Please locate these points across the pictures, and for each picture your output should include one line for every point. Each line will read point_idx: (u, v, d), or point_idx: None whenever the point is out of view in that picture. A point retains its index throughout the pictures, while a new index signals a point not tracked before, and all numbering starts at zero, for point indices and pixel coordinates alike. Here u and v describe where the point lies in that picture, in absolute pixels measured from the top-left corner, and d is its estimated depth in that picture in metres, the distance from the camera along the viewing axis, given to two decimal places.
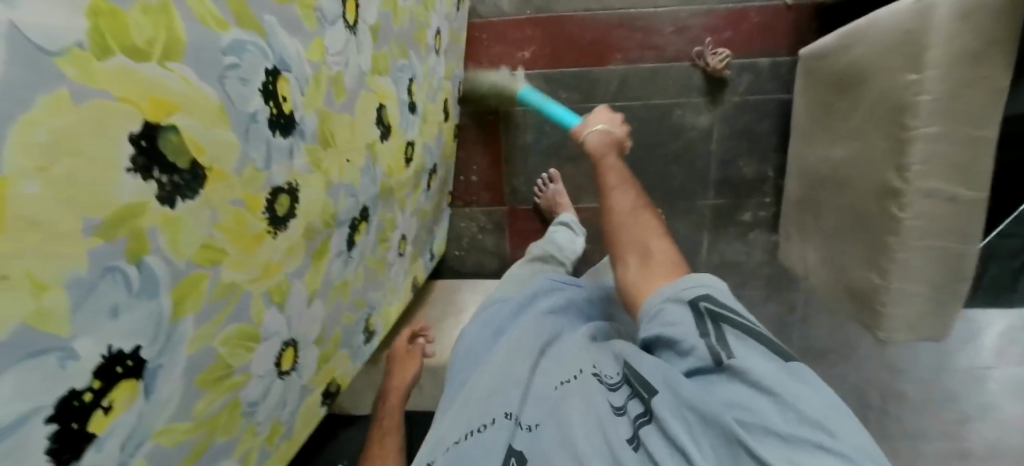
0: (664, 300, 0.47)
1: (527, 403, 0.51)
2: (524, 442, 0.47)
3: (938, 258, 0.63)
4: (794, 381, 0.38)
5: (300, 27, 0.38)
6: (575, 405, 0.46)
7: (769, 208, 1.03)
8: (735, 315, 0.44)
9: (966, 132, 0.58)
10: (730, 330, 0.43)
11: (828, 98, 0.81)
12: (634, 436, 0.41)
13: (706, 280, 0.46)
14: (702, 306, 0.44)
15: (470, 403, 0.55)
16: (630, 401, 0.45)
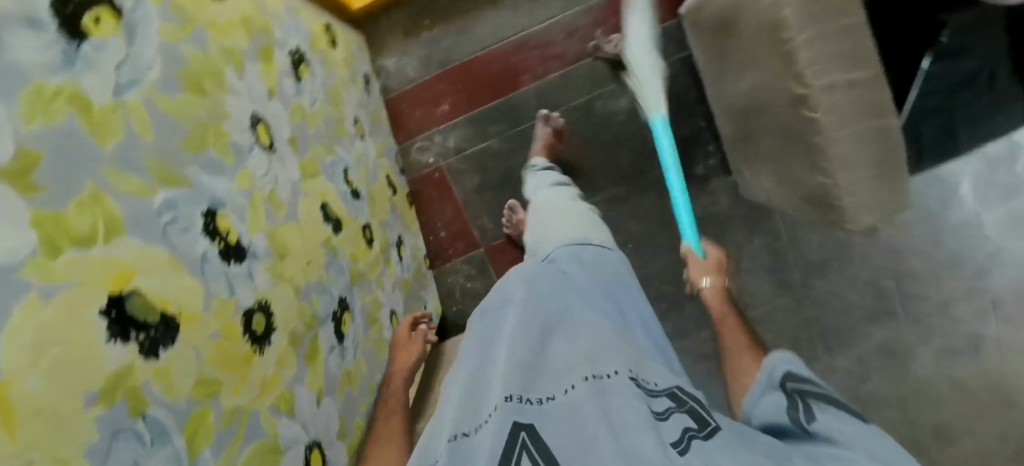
0: (760, 390, 0.44)
1: (537, 379, 0.39)
2: (536, 418, 0.34)
3: (867, 139, 0.66)
4: (873, 439, 0.34)
5: (222, 166, 0.43)
6: (620, 403, 0.34)
7: (715, 155, 1.07)
8: (816, 386, 0.41)
9: (837, 24, 0.63)
10: (817, 400, 0.40)
11: (718, 41, 0.84)
12: (666, 413, 0.36)
13: (793, 362, 0.45)
14: (788, 383, 0.43)
15: (473, 408, 0.39)
16: (674, 412, 0.36)
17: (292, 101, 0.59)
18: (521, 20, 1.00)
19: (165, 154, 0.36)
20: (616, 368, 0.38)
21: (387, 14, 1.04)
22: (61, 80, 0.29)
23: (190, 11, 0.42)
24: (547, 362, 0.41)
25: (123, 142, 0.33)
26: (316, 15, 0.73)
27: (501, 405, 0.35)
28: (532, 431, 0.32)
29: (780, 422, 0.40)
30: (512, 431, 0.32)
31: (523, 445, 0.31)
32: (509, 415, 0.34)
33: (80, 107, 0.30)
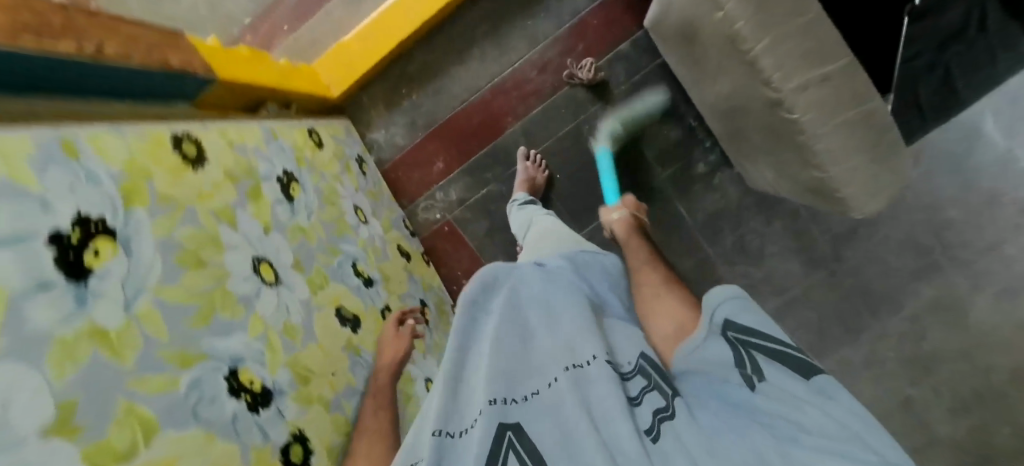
0: (701, 337, 0.47)
1: (521, 376, 0.46)
2: (521, 417, 0.42)
3: (854, 128, 0.63)
4: (825, 399, 0.39)
5: (234, 322, 0.47)
6: (599, 399, 0.42)
7: (715, 149, 1.05)
8: (773, 340, 0.44)
9: (795, 24, 0.60)
10: (761, 351, 0.43)
11: (684, 50, 0.82)
12: (639, 397, 0.44)
13: (741, 301, 0.47)
14: (729, 333, 0.46)
15: (463, 395, 0.46)
16: (646, 393, 0.44)
17: (288, 225, 0.63)
18: (493, 65, 1.01)
19: (180, 340, 0.41)
20: (594, 353, 0.46)
21: (365, 90, 1.03)
22: (78, 324, 0.33)
23: (177, 196, 0.46)
24: (531, 359, 0.48)
25: (140, 349, 0.37)
26: (297, 127, 0.77)
27: (489, 409, 0.41)
28: (517, 429, 0.41)
29: (727, 377, 0.43)
30: (500, 431, 0.40)
31: (510, 444, 0.39)
32: (495, 418, 0.40)
33: (99, 338, 0.34)
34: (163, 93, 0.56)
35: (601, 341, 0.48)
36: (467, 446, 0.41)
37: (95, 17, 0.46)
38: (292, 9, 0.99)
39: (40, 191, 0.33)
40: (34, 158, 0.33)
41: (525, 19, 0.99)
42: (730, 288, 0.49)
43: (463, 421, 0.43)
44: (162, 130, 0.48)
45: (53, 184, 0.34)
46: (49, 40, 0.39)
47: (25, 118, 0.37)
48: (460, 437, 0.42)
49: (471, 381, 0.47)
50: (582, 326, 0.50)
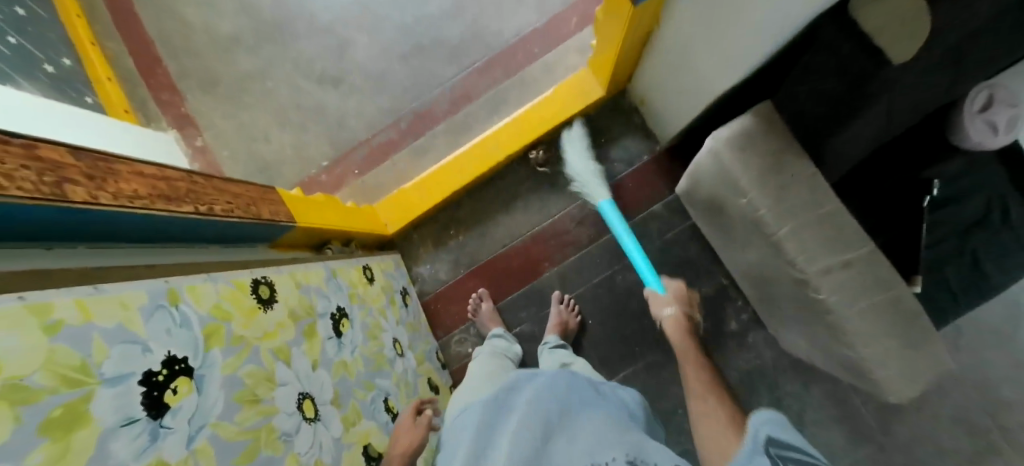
0: (743, 453, 0.45)
1: None
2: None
3: (881, 313, 0.63)
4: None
5: (275, 460, 0.46)
6: None
7: (747, 308, 1.07)
8: (810, 456, 0.42)
9: (816, 214, 0.65)
10: None
11: (713, 217, 0.88)
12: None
13: (778, 422, 0.46)
14: (771, 448, 0.44)
15: None
16: None
17: (333, 361, 0.65)
18: (535, 215, 1.11)
19: None
20: (613, 456, 0.50)
21: (416, 228, 1.13)
22: (147, 459, 0.32)
23: (247, 337, 0.49)
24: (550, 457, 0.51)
25: None
26: (354, 265, 0.83)
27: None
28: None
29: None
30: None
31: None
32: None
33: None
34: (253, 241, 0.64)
35: (620, 447, 0.52)
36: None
37: (212, 181, 0.55)
38: (364, 157, 1.13)
39: (143, 335, 0.36)
40: (145, 307, 0.37)
41: (566, 179, 1.11)
42: (769, 412, 0.48)
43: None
44: (246, 275, 0.54)
45: (154, 330, 0.38)
46: (177, 202, 0.46)
47: (147, 267, 0.43)
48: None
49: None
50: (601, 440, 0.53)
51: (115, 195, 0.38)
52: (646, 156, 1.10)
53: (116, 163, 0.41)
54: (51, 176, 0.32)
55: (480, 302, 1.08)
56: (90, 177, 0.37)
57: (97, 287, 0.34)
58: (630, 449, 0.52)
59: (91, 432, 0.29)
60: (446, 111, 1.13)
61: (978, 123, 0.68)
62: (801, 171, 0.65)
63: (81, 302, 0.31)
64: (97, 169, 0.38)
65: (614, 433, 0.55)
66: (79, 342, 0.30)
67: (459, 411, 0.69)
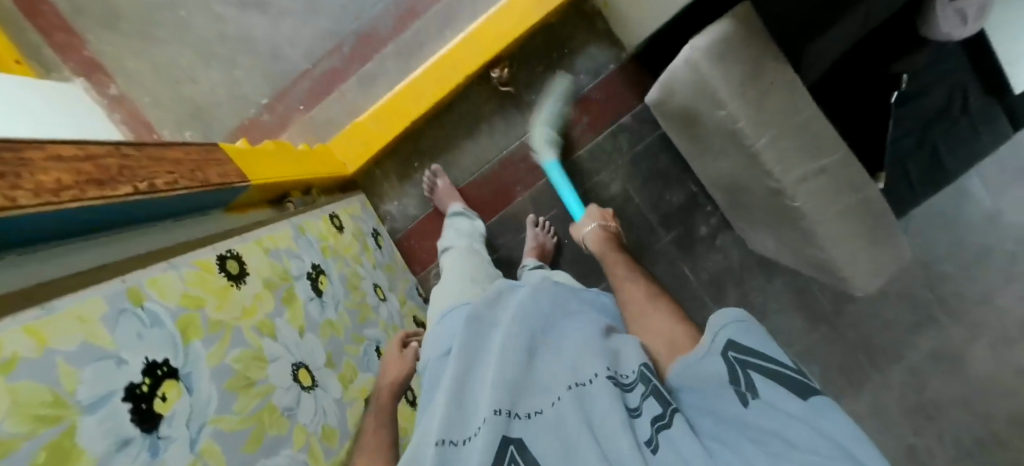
0: (697, 354, 0.46)
1: (524, 393, 0.47)
2: (522, 433, 0.43)
3: (851, 215, 0.68)
4: (821, 417, 0.38)
5: (283, 440, 0.47)
6: (597, 408, 0.43)
7: (716, 213, 1.09)
8: (767, 360, 0.43)
9: (793, 121, 0.66)
10: (758, 371, 0.42)
11: (687, 128, 0.86)
12: (639, 408, 0.44)
13: (738, 320, 0.46)
14: (730, 352, 0.44)
15: (467, 405, 0.49)
16: (645, 400, 0.44)
17: (320, 322, 0.63)
18: (502, 139, 1.06)
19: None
20: (595, 371, 0.46)
21: (378, 165, 1.07)
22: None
23: (226, 320, 0.47)
24: (535, 373, 0.50)
25: None
26: (322, 215, 0.79)
27: (491, 419, 0.43)
28: (519, 445, 0.42)
29: (720, 392, 0.42)
30: (502, 446, 0.42)
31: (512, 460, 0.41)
32: (496, 430, 0.42)
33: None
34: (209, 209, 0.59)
35: (600, 358, 0.48)
36: (467, 455, 0.43)
37: (146, 150, 0.49)
38: (307, 91, 1.03)
39: (114, 347, 0.35)
40: (107, 316, 0.35)
41: (532, 97, 1.04)
42: (734, 311, 0.47)
43: (465, 430, 0.46)
44: (210, 253, 0.49)
45: (124, 338, 0.36)
46: (109, 185, 0.42)
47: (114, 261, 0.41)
48: (463, 445, 0.45)
49: (475, 391, 0.50)
50: (586, 347, 0.51)
51: (36, 193, 0.34)
52: (613, 65, 1.04)
53: (31, 149, 0.36)
54: None
55: (434, 179, 1.05)
56: (4, 174, 0.32)
57: (45, 306, 0.31)
58: (607, 358, 0.49)
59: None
60: (392, 31, 1.01)
61: (947, 12, 0.65)
62: (779, 78, 0.64)
63: (34, 329, 0.29)
64: (10, 162, 0.33)
65: (599, 342, 0.52)
66: (45, 374, 0.29)
67: (446, 321, 0.65)
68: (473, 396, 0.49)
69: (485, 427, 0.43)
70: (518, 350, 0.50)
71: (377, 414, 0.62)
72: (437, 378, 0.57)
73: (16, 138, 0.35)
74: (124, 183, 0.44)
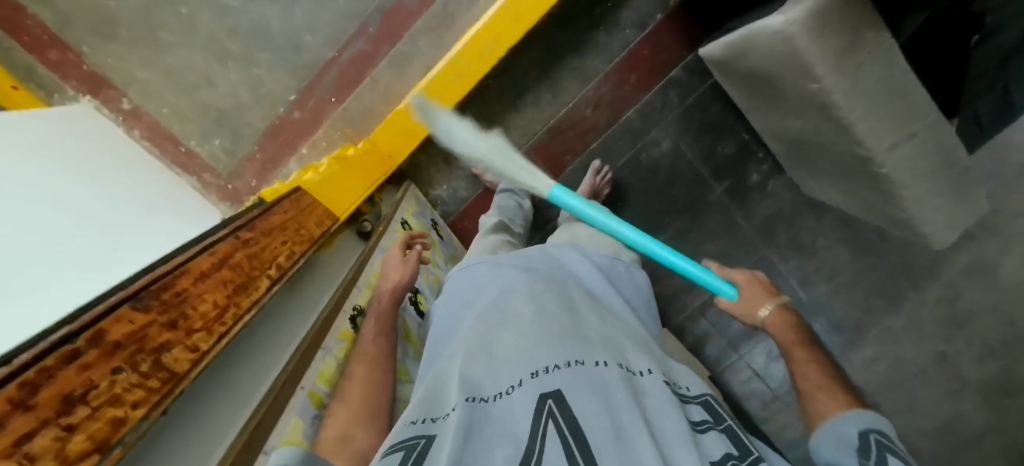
0: (834, 420, 0.44)
1: (563, 349, 0.42)
2: (563, 386, 0.37)
3: (934, 176, 0.68)
4: None
5: None
6: (650, 401, 0.39)
7: (768, 159, 1.02)
8: (910, 461, 0.37)
9: (889, 90, 0.63)
10: (898, 457, 0.37)
11: (753, 87, 0.83)
12: (704, 423, 0.41)
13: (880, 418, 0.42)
14: (872, 434, 0.41)
15: (495, 358, 0.43)
16: (711, 427, 0.40)
17: None
18: (548, 108, 1.01)
19: None
20: (648, 367, 0.44)
21: (422, 150, 1.02)
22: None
23: None
24: (577, 335, 0.46)
25: None
26: (398, 228, 0.77)
27: (529, 382, 0.38)
28: (559, 398, 0.36)
29: (845, 464, 0.40)
30: (541, 401, 0.35)
31: (550, 412, 0.34)
32: (535, 390, 0.37)
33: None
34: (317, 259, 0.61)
35: (653, 360, 0.46)
36: (502, 409, 0.36)
37: (257, 228, 0.50)
38: (336, 80, 0.95)
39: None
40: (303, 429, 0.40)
41: (576, 58, 0.97)
42: (872, 410, 0.43)
43: (497, 385, 0.40)
44: (345, 321, 0.53)
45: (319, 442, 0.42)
46: (248, 286, 0.44)
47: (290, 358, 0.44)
48: (493, 401, 0.38)
49: (504, 346, 0.44)
50: (627, 339, 0.49)
51: (206, 329, 0.37)
52: (660, 15, 0.96)
53: (181, 278, 0.37)
54: (110, 361, 0.28)
55: None
56: (172, 324, 0.34)
57: (266, 451, 0.34)
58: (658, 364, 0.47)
59: None
60: (419, 5, 0.91)
61: None
62: (876, 46, 0.60)
63: None
64: (171, 305, 0.35)
65: (640, 341, 0.50)
66: None
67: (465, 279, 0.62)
68: (504, 351, 0.44)
69: (523, 386, 0.38)
70: (557, 315, 0.48)
71: (376, 324, 0.53)
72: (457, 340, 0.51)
73: (162, 271, 0.36)
74: (259, 277, 0.45)
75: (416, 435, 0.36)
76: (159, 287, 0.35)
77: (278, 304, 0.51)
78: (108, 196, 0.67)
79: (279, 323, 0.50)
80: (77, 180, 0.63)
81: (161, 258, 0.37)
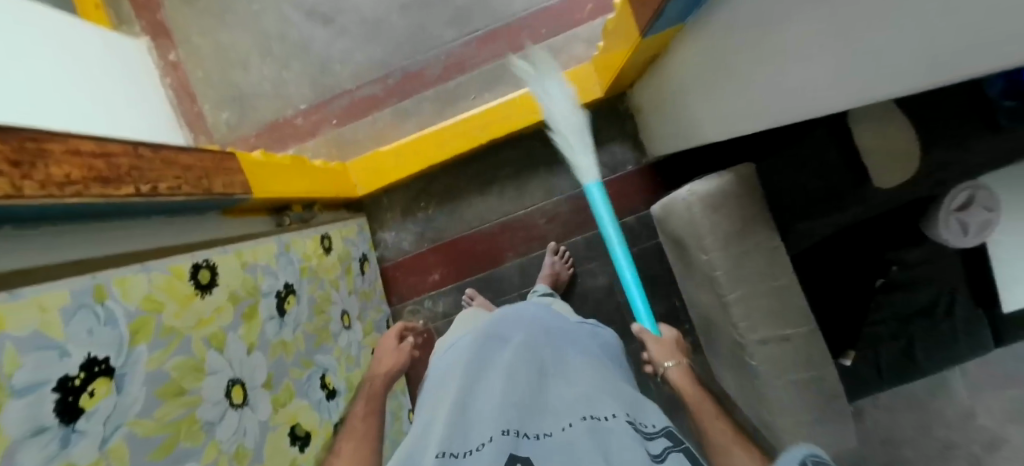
0: (765, 463, 0.42)
1: (536, 417, 0.45)
2: (531, 454, 0.40)
3: (802, 391, 0.66)
4: None
5: (193, 449, 0.45)
6: (615, 441, 0.41)
7: (691, 332, 1.05)
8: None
9: (768, 286, 0.67)
10: (824, 464, 0.38)
11: (679, 254, 0.87)
12: (662, 456, 0.42)
13: (817, 446, 0.40)
14: (808, 458, 0.38)
15: (472, 414, 0.46)
16: (670, 451, 0.43)
17: (272, 341, 0.63)
18: (509, 203, 1.09)
19: None
20: (614, 412, 0.45)
21: (388, 194, 1.12)
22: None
23: (178, 326, 0.47)
24: (545, 401, 0.48)
25: None
26: (313, 235, 0.82)
27: (502, 436, 0.41)
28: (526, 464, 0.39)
29: None
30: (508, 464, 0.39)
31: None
32: (506, 447, 0.40)
33: None
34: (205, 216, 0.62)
35: (619, 403, 0.47)
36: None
37: (160, 152, 0.52)
38: (344, 108, 1.09)
39: (61, 339, 0.35)
40: (66, 308, 0.36)
41: (545, 173, 1.08)
42: (809, 441, 0.40)
43: (469, 443, 0.42)
44: (186, 261, 0.51)
45: (75, 331, 0.36)
46: (112, 182, 0.44)
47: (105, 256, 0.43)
48: (464, 457, 0.40)
49: (482, 404, 0.47)
50: (598, 386, 0.50)
51: (41, 183, 0.36)
52: (632, 167, 1.07)
53: (52, 142, 0.38)
54: None
55: (470, 300, 1.06)
56: (16, 163, 0.34)
57: (13, 293, 0.32)
58: (628, 405, 0.49)
59: None
60: (435, 79, 1.08)
61: (951, 222, 0.69)
62: (764, 241, 0.67)
63: None
64: (28, 152, 0.35)
65: (610, 387, 0.51)
66: None
67: (446, 344, 0.67)
68: (479, 410, 0.46)
69: (496, 441, 0.40)
70: (529, 377, 0.49)
71: (365, 403, 0.74)
72: (442, 391, 0.53)
73: (44, 130, 0.38)
74: (128, 182, 0.46)
75: None
76: (30, 137, 0.36)
77: (135, 226, 0.50)
78: (105, 105, 0.77)
79: (126, 235, 0.48)
80: (86, 85, 0.73)
81: (47, 123, 0.39)
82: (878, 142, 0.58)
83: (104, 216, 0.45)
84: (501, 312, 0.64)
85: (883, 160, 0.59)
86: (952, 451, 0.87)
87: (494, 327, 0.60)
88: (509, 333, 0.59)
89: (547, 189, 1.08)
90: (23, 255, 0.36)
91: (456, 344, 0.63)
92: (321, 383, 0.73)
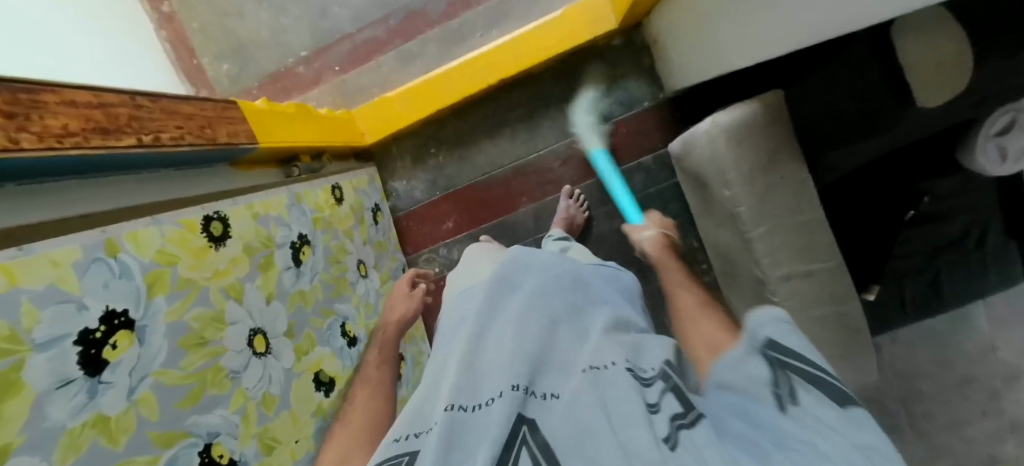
0: (738, 356, 0.45)
1: (546, 371, 0.45)
2: (538, 412, 0.39)
3: (827, 325, 0.65)
4: (857, 430, 0.34)
5: (219, 397, 0.47)
6: (613, 394, 0.39)
7: (710, 272, 1.04)
8: (807, 362, 0.40)
9: (794, 221, 0.64)
10: (798, 371, 0.40)
11: (698, 193, 0.84)
12: (659, 405, 0.40)
13: (784, 323, 0.44)
14: (771, 353, 0.42)
15: (480, 367, 0.46)
16: (665, 397, 0.41)
17: (290, 291, 0.64)
18: (520, 147, 1.06)
19: (171, 423, 0.41)
20: (614, 360, 0.44)
21: (396, 142, 1.10)
22: (85, 416, 0.34)
23: (195, 279, 0.48)
24: (553, 353, 0.47)
25: (131, 436, 0.37)
26: (324, 187, 0.81)
27: (510, 393, 0.40)
28: (532, 426, 0.38)
29: (756, 392, 0.40)
30: (515, 423, 0.37)
31: (523, 440, 0.36)
32: (514, 403, 0.39)
33: (101, 429, 0.34)
34: (211, 167, 0.61)
35: (620, 351, 0.46)
36: (481, 421, 0.39)
37: (160, 102, 0.51)
38: (345, 53, 1.04)
39: (78, 293, 0.36)
40: (78, 263, 0.36)
41: (558, 114, 1.04)
42: (776, 311, 0.46)
43: (476, 397, 0.42)
44: (197, 213, 0.51)
45: (90, 285, 0.37)
46: (111, 134, 0.43)
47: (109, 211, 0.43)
48: (473, 412, 0.40)
49: (491, 356, 0.47)
50: (611, 338, 0.49)
51: (38, 137, 0.35)
52: (649, 103, 1.01)
53: (46, 92, 0.37)
54: None
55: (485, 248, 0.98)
56: (9, 115, 0.33)
57: (22, 248, 0.32)
58: (629, 351, 0.48)
59: (23, 401, 0.29)
60: (439, 17, 1.01)
61: (989, 148, 0.65)
62: (791, 174, 0.63)
63: (5, 267, 0.30)
64: (20, 104, 0.34)
65: (621, 340, 0.50)
66: (7, 310, 0.30)
67: (461, 286, 0.67)
68: (487, 364, 0.46)
69: (503, 397, 0.39)
70: (539, 329, 0.49)
71: (378, 352, 0.78)
72: (453, 343, 0.54)
73: (35, 80, 0.36)
74: (128, 133, 0.45)
75: (401, 451, 0.40)
76: (20, 88, 0.35)
77: (141, 180, 0.50)
78: (101, 60, 0.75)
79: (131, 187, 0.48)
80: (80, 39, 0.71)
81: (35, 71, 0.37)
82: (925, 59, 0.53)
83: (108, 168, 0.45)
84: (510, 258, 0.63)
85: (931, 80, 0.54)
86: (970, 384, 0.85)
87: (508, 274, 0.59)
88: (519, 281, 0.58)
89: (561, 131, 1.04)
90: (35, 210, 0.37)
91: (467, 293, 0.62)
92: (342, 331, 0.75)
